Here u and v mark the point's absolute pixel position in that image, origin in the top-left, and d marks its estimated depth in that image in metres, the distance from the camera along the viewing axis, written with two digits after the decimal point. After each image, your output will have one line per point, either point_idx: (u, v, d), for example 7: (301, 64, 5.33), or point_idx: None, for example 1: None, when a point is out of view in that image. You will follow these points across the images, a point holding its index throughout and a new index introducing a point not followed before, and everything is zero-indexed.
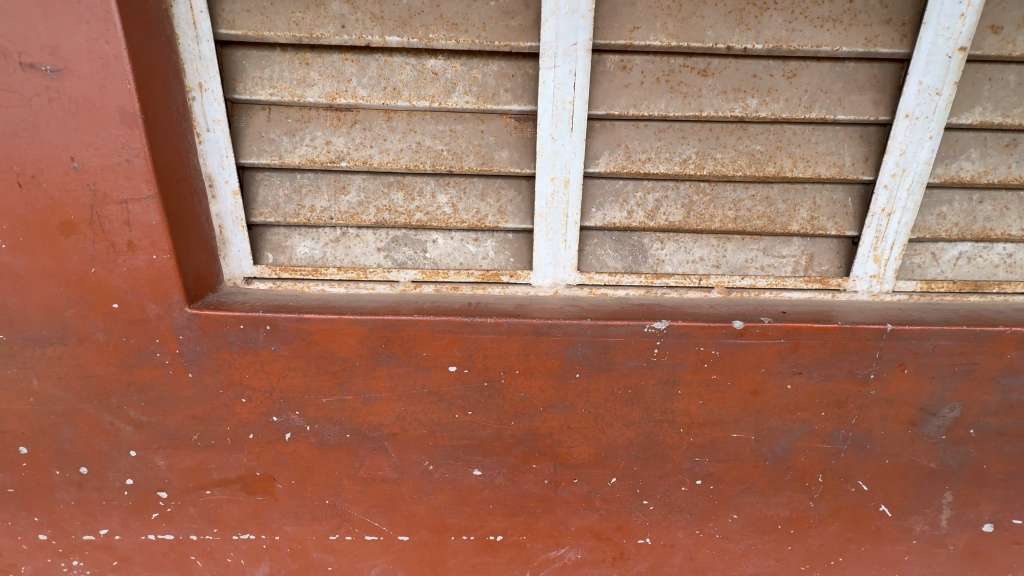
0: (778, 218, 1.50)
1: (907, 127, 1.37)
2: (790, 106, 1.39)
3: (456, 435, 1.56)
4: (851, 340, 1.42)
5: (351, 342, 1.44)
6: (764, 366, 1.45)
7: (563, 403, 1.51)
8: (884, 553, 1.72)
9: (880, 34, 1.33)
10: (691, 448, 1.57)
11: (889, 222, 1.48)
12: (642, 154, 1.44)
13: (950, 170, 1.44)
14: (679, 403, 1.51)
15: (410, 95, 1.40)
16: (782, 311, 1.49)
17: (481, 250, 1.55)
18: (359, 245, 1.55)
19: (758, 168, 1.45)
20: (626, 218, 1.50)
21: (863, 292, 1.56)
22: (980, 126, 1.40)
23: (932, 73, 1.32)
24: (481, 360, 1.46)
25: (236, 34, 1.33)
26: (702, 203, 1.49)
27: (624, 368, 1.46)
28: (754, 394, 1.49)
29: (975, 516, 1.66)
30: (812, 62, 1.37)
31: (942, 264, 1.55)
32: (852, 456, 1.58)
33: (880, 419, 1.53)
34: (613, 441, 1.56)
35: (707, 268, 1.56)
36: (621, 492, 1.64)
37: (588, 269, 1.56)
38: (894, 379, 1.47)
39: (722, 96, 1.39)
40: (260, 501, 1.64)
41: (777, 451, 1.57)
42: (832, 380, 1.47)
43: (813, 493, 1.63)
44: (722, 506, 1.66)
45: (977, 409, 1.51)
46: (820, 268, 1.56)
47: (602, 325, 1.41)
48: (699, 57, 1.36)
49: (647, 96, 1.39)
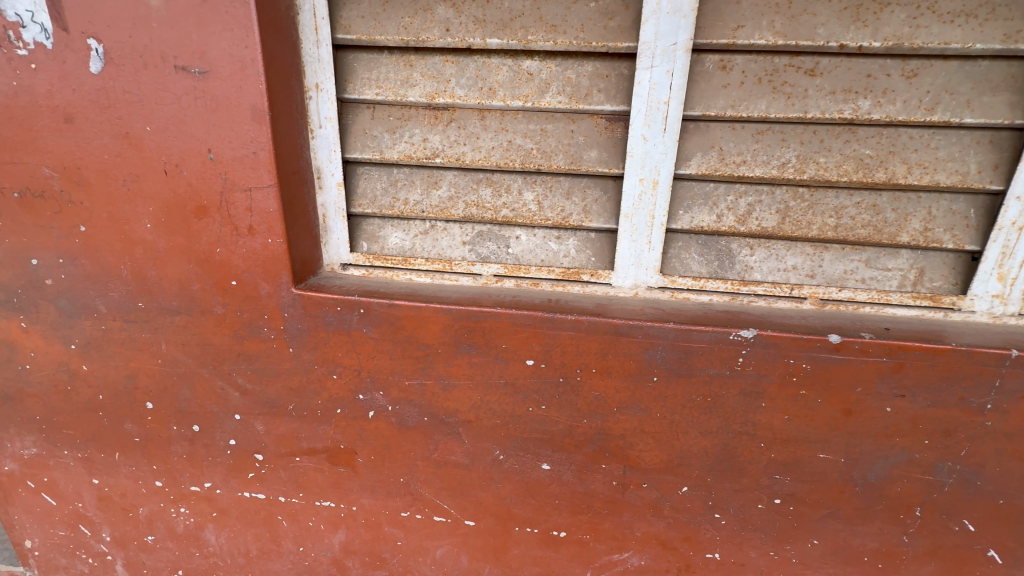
0: (886, 228, 1.40)
1: None
2: (908, 108, 1.30)
3: (528, 427, 1.59)
4: (967, 364, 1.30)
5: (436, 330, 1.51)
6: (861, 384, 1.36)
7: (638, 405, 1.50)
8: None
9: (1022, 29, 1.21)
10: (772, 464, 1.50)
11: (1020, 237, 1.33)
12: (736, 156, 1.40)
13: None
14: (762, 416, 1.45)
15: (505, 95, 1.45)
16: (885, 327, 1.39)
17: (563, 248, 1.57)
18: (447, 238, 1.62)
19: (866, 174, 1.36)
20: (715, 222, 1.47)
21: (982, 312, 1.42)
22: None
23: None
24: (558, 356, 1.48)
25: (351, 38, 1.44)
26: (799, 209, 1.42)
27: (705, 375, 1.43)
28: (848, 414, 1.40)
29: None
30: (937, 61, 1.27)
31: None
32: (958, 492, 1.44)
33: (996, 454, 1.38)
34: (688, 449, 1.52)
35: (800, 278, 1.48)
36: (691, 502, 1.60)
37: (670, 272, 1.54)
38: (1016, 412, 1.33)
39: (830, 96, 1.32)
40: (342, 472, 1.76)
41: (869, 477, 1.47)
42: (940, 406, 1.35)
43: (908, 527, 1.51)
44: (801, 529, 1.57)
45: None
46: (931, 283, 1.44)
47: (685, 329, 1.38)
48: (807, 56, 1.30)
49: (747, 96, 1.35)
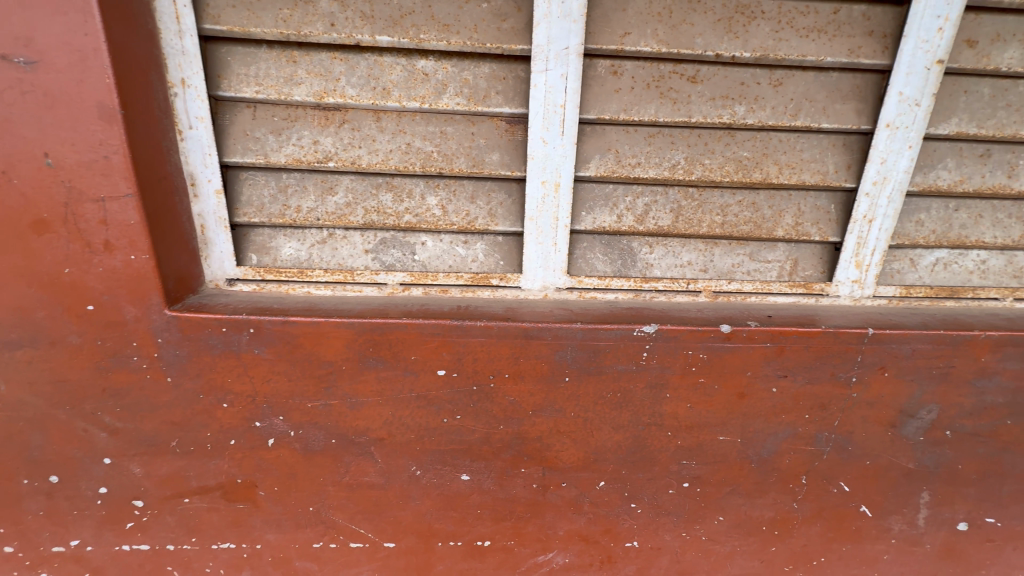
0: (764, 223, 1.53)
1: (888, 136, 1.41)
2: (777, 113, 1.42)
3: (444, 439, 1.54)
4: (834, 343, 1.45)
5: (338, 345, 1.41)
6: (751, 368, 1.47)
7: (552, 406, 1.50)
8: (864, 551, 1.75)
9: (863, 45, 1.37)
10: (679, 451, 1.58)
11: (871, 228, 1.51)
12: (631, 158, 1.45)
13: (928, 179, 1.49)
14: (667, 407, 1.52)
15: (400, 96, 1.39)
16: (768, 315, 1.51)
17: (471, 252, 1.55)
18: (347, 247, 1.52)
19: (745, 174, 1.47)
20: (616, 222, 1.52)
21: (845, 296, 1.59)
22: (956, 137, 1.46)
23: (912, 84, 1.37)
24: (470, 364, 1.45)
25: (221, 30, 1.30)
26: (690, 208, 1.51)
27: (614, 371, 1.46)
28: (741, 397, 1.51)
29: (950, 515, 1.71)
30: (798, 72, 1.40)
31: (920, 270, 1.60)
32: (834, 458, 1.61)
33: (862, 421, 1.56)
34: (602, 445, 1.56)
35: (694, 272, 1.58)
36: (609, 495, 1.64)
37: (577, 273, 1.56)
38: (875, 382, 1.50)
39: (710, 102, 1.41)
40: (242, 509, 1.60)
41: (762, 453, 1.59)
42: (816, 383, 1.50)
43: (797, 494, 1.66)
44: (708, 508, 1.67)
45: (953, 411, 1.55)
46: (804, 273, 1.59)
47: (592, 328, 1.41)
48: (689, 64, 1.38)
49: (637, 101, 1.40)
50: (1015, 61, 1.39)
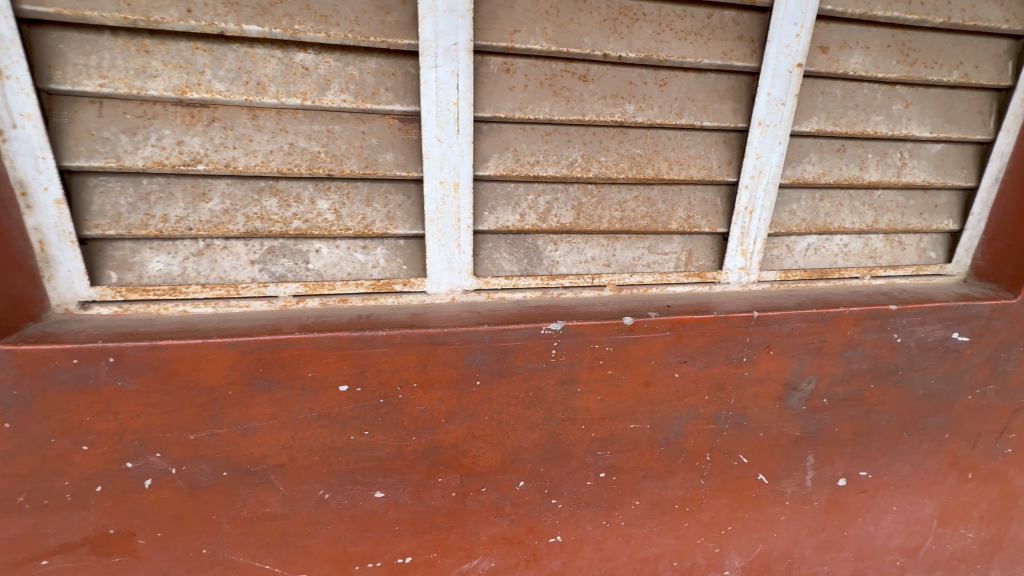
0: (659, 217, 1.60)
1: (760, 134, 1.53)
2: (663, 112, 1.49)
3: (352, 458, 1.45)
4: (726, 328, 1.55)
5: (222, 368, 1.27)
6: (654, 357, 1.53)
7: (465, 412, 1.47)
8: (764, 515, 1.92)
9: (734, 48, 1.46)
10: (593, 442, 1.62)
11: (752, 219, 1.64)
12: (530, 157, 1.45)
13: (797, 172, 1.64)
14: (579, 401, 1.54)
15: (277, 91, 1.27)
16: (666, 304, 1.58)
17: (371, 258, 1.47)
18: (229, 258, 1.38)
19: (639, 170, 1.53)
20: (519, 221, 1.51)
21: (734, 283, 1.71)
22: (818, 133, 1.61)
23: (778, 86, 1.49)
24: (373, 376, 1.37)
25: (46, 12, 1.11)
26: (590, 204, 1.55)
27: (524, 371, 1.46)
28: (647, 385, 1.57)
29: (832, 473, 1.91)
30: (679, 72, 1.47)
31: (796, 255, 1.76)
32: (733, 433, 1.73)
33: (754, 397, 1.68)
34: (518, 445, 1.55)
35: (598, 267, 1.62)
36: (529, 494, 1.64)
37: (484, 273, 1.54)
38: (762, 360, 1.63)
39: (602, 101, 1.44)
40: (119, 563, 1.41)
41: (670, 436, 1.67)
42: (712, 366, 1.60)
43: (703, 471, 1.76)
44: (625, 495, 1.73)
45: (829, 380, 1.72)
46: (698, 262, 1.69)
47: (499, 329, 1.39)
48: (579, 63, 1.40)
49: (531, 99, 1.40)
50: (859, 66, 1.56)
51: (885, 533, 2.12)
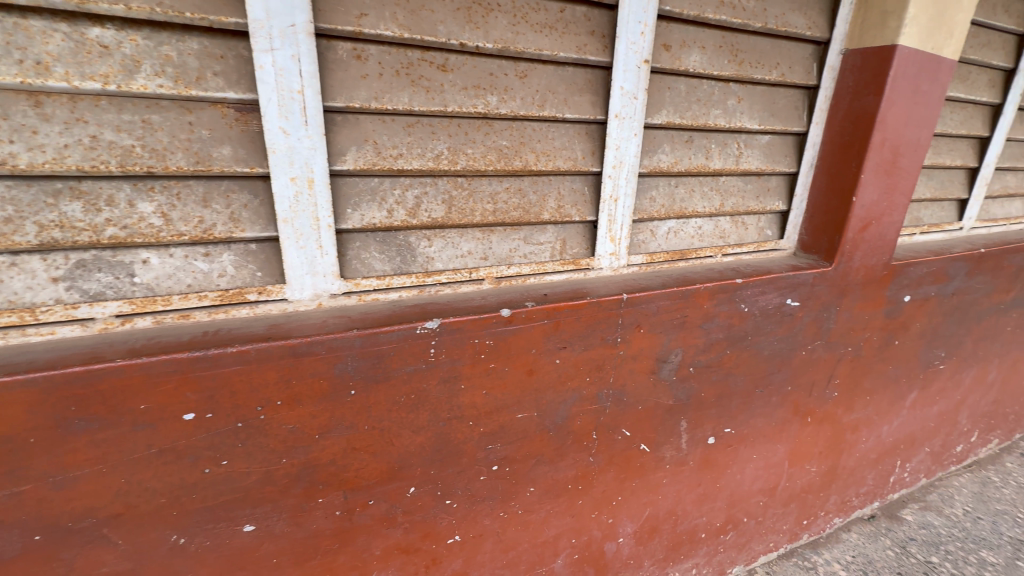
0: (532, 208, 1.63)
1: (617, 125, 1.62)
2: (526, 104, 1.50)
3: (211, 493, 1.29)
4: (599, 311, 1.62)
5: (17, 413, 1.04)
6: (534, 346, 1.56)
7: (342, 424, 1.37)
8: (648, 481, 2.07)
9: (587, 43, 1.52)
10: (483, 437, 1.61)
11: (617, 206, 1.74)
12: (392, 149, 1.38)
13: (653, 161, 1.77)
14: (464, 398, 1.52)
15: (68, 73, 1.05)
16: (544, 293, 1.62)
17: (215, 267, 1.30)
18: (19, 277, 1.12)
19: (507, 162, 1.53)
20: (386, 218, 1.44)
21: (606, 268, 1.81)
22: (668, 126, 1.75)
23: (629, 80, 1.58)
24: (226, 399, 1.22)
25: None
26: (462, 198, 1.52)
27: (403, 374, 1.40)
28: (530, 373, 1.60)
29: (702, 434, 2.12)
30: (538, 65, 1.50)
31: (658, 238, 1.91)
32: (615, 410, 1.83)
33: (630, 374, 1.80)
34: (405, 451, 1.49)
35: (475, 261, 1.61)
36: (422, 499, 1.59)
37: (353, 275, 1.45)
38: (635, 338, 1.74)
39: (463, 92, 1.42)
40: None
41: (557, 420, 1.73)
42: (590, 349, 1.67)
43: (590, 449, 1.85)
44: (519, 483, 1.76)
45: (692, 351, 1.89)
46: (572, 250, 1.76)
47: (371, 333, 1.31)
48: (436, 52, 1.36)
49: (388, 88, 1.33)
50: (697, 64, 1.71)
51: (749, 479, 2.41)
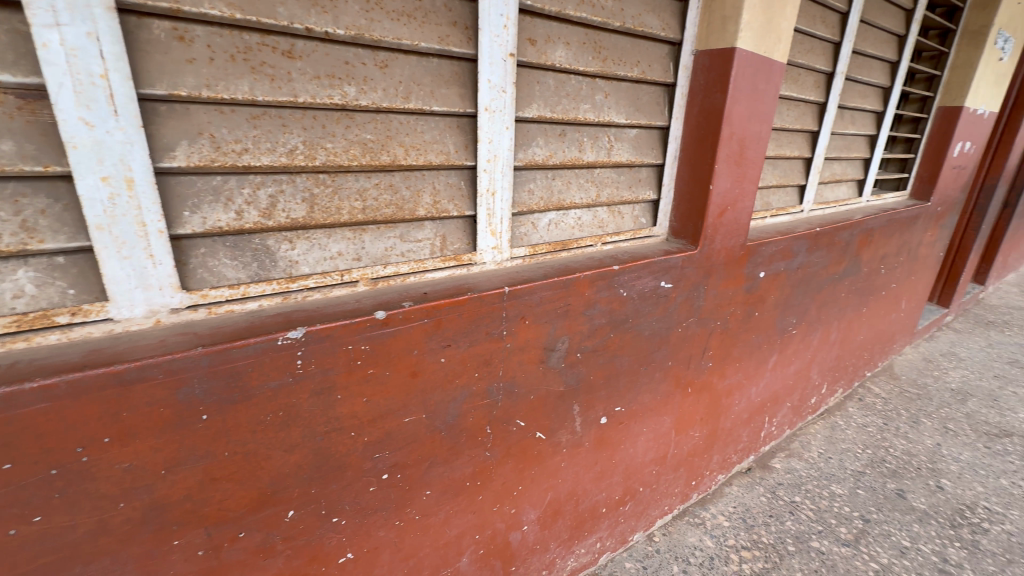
0: (405, 205, 1.57)
1: (488, 119, 1.61)
2: (388, 95, 1.44)
3: (23, 557, 1.08)
4: (481, 306, 1.62)
5: None
6: (416, 347, 1.51)
7: (195, 454, 1.22)
8: (547, 466, 2.13)
9: (449, 34, 1.49)
10: (368, 446, 1.53)
11: (495, 200, 1.74)
12: (234, 144, 1.24)
13: (528, 155, 1.79)
14: (342, 409, 1.43)
15: None
16: (423, 292, 1.57)
17: (6, 287, 1.08)
18: None
19: (373, 157, 1.46)
20: (235, 220, 1.29)
21: (490, 262, 1.81)
22: (540, 119, 1.78)
23: (496, 73, 1.58)
24: (31, 444, 1.02)
25: None
26: (325, 196, 1.42)
27: (266, 390, 1.27)
28: (414, 375, 1.55)
29: (595, 415, 2.22)
30: (399, 55, 1.43)
31: (540, 230, 1.95)
32: (507, 402, 1.85)
33: (519, 365, 1.82)
34: (278, 473, 1.37)
35: (347, 263, 1.51)
36: (304, 522, 1.48)
37: (199, 286, 1.29)
38: (521, 330, 1.77)
39: (316, 81, 1.31)
40: None
41: (448, 420, 1.70)
42: (476, 344, 1.66)
43: (486, 444, 1.85)
44: (413, 489, 1.71)
45: (578, 337, 1.97)
46: (453, 246, 1.73)
47: (220, 350, 1.17)
48: (279, 36, 1.24)
49: (222, 75, 1.19)
50: (563, 59, 1.76)
51: (641, 451, 2.58)
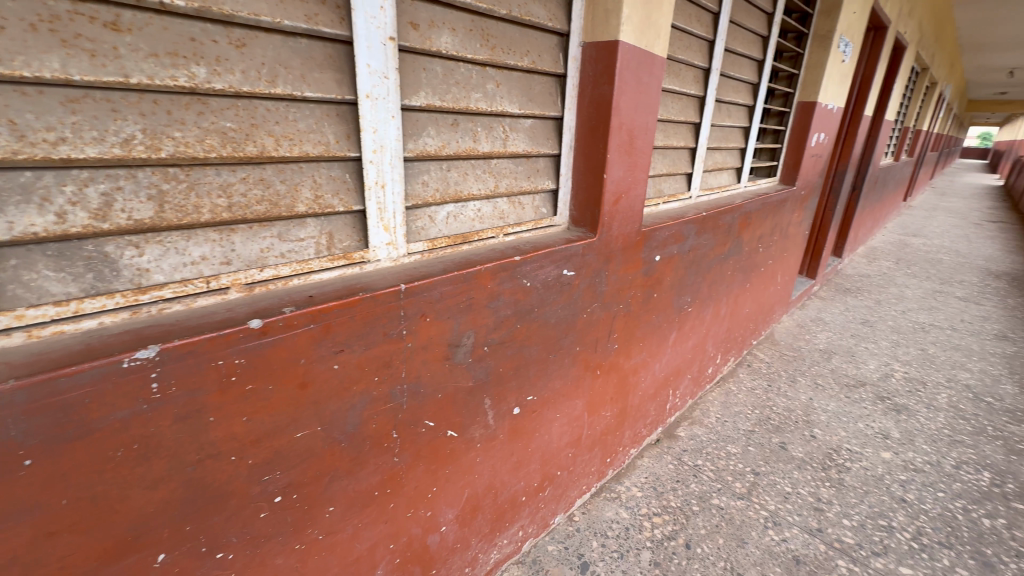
0: (281, 200, 1.43)
1: (370, 106, 1.51)
2: (249, 79, 1.29)
3: None
4: (376, 306, 1.52)
5: None
6: (303, 355, 1.39)
7: (19, 509, 1.01)
8: (461, 464, 2.09)
9: (319, 13, 1.37)
10: (255, 470, 1.39)
11: (385, 193, 1.64)
12: (46, 132, 1.04)
13: (419, 145, 1.71)
14: (217, 432, 1.27)
15: None
16: (309, 295, 1.45)
17: None
18: None
19: (236, 148, 1.30)
20: (56, 225, 1.08)
21: (385, 259, 1.71)
22: (429, 108, 1.71)
23: (375, 58, 1.48)
24: None
25: None
26: (178, 193, 1.24)
27: (113, 422, 1.09)
28: (304, 386, 1.42)
29: (508, 406, 2.22)
30: (259, 33, 1.29)
31: (438, 224, 1.89)
32: (413, 403, 1.78)
33: (423, 364, 1.76)
34: (139, 515, 1.19)
35: (214, 268, 1.34)
36: (180, 564, 1.31)
37: (11, 306, 1.07)
38: (422, 328, 1.70)
39: (153, 59, 1.13)
40: None
41: (348, 430, 1.59)
42: (373, 347, 1.57)
43: (393, 449, 1.77)
44: (314, 508, 1.58)
45: (484, 330, 1.94)
46: (341, 244, 1.61)
47: (41, 382, 0.97)
48: (98, 4, 1.05)
49: (20, 48, 0.98)
50: (449, 45, 1.70)
51: (556, 436, 2.64)
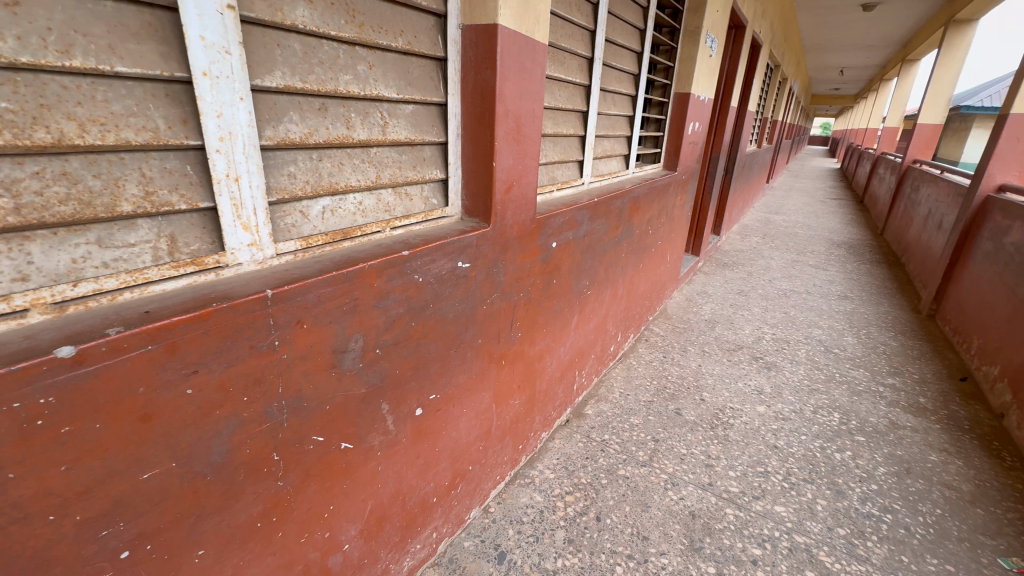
0: (97, 199, 1.18)
1: (210, 86, 1.29)
2: (29, 47, 1.02)
3: None
4: (236, 317, 1.33)
5: None
6: (142, 383, 1.17)
7: None
8: (361, 476, 1.96)
9: None
10: (86, 526, 1.15)
11: (240, 187, 1.43)
12: None
13: (279, 132, 1.52)
14: (23, 490, 1.03)
15: None
16: (145, 311, 1.22)
17: None
18: None
19: (19, 135, 1.04)
20: None
21: (248, 262, 1.51)
22: (288, 90, 1.52)
23: (211, 29, 1.26)
24: None
25: None
26: None
27: None
28: (147, 419, 1.20)
29: (409, 409, 2.12)
30: None
31: (312, 220, 1.71)
32: (296, 420, 1.61)
33: (304, 375, 1.59)
34: None
35: (4, 286, 1.08)
36: None
37: None
38: (298, 337, 1.53)
39: None
40: None
41: (214, 461, 1.39)
42: (237, 364, 1.38)
43: (276, 473, 1.59)
44: (177, 555, 1.37)
45: (374, 332, 1.81)
46: (188, 248, 1.39)
47: None
48: None
49: None
50: (307, 19, 1.52)
51: (465, 432, 2.59)
